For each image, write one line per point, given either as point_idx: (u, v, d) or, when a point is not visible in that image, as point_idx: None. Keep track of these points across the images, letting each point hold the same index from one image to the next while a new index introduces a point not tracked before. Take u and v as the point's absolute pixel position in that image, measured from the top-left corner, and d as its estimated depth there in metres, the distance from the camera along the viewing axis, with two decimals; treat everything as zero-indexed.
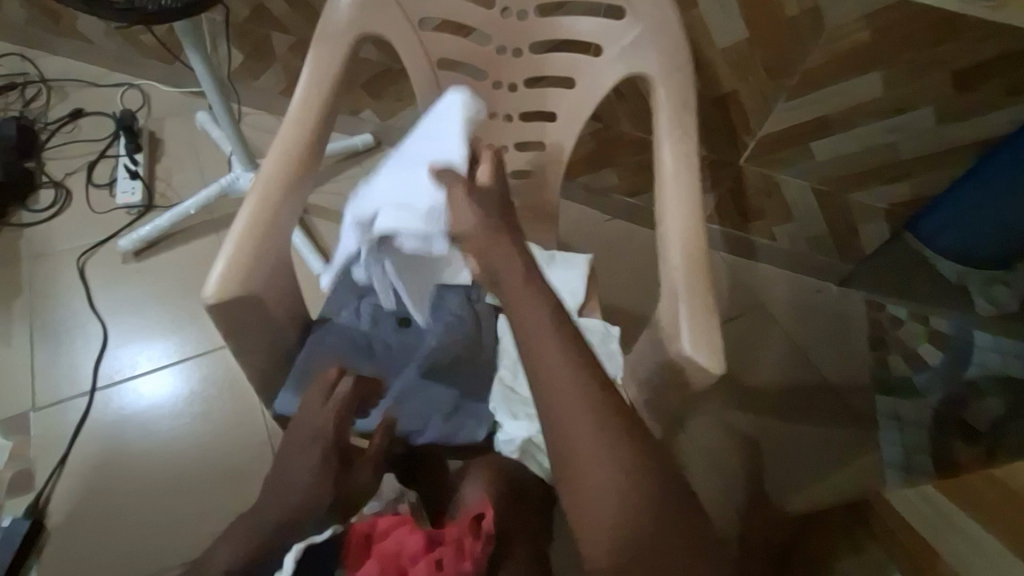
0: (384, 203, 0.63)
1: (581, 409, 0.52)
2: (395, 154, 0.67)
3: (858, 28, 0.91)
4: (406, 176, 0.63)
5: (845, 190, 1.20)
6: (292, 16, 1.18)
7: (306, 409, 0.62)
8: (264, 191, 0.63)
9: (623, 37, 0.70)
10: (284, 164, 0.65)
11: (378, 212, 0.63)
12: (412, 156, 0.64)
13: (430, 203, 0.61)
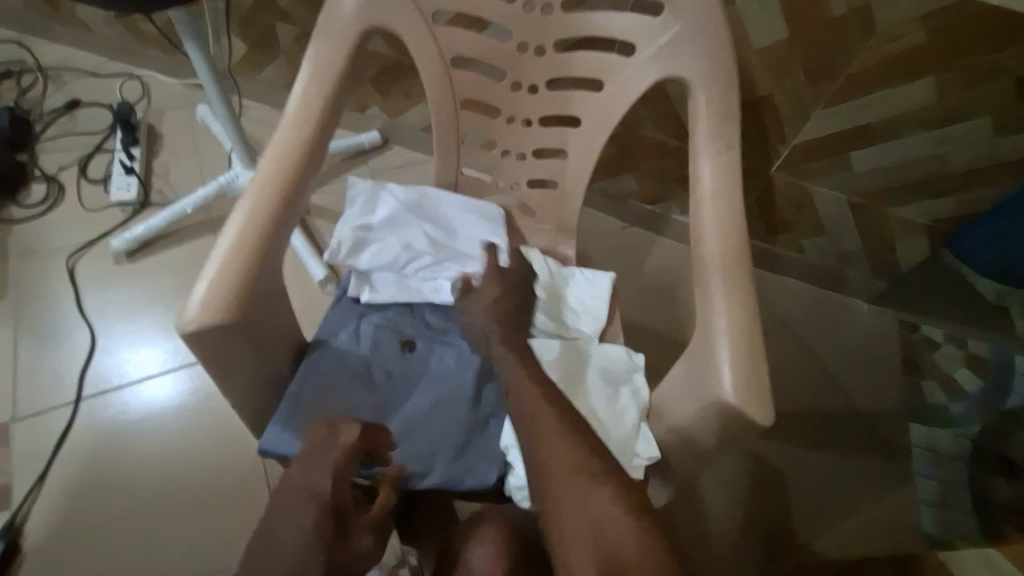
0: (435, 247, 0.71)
1: None
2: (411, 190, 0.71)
3: (913, 30, 0.83)
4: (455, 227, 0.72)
5: (884, 205, 1.12)
6: (297, 5, 1.11)
7: (303, 459, 0.55)
8: (256, 200, 0.57)
9: (660, 36, 0.63)
10: (279, 170, 0.59)
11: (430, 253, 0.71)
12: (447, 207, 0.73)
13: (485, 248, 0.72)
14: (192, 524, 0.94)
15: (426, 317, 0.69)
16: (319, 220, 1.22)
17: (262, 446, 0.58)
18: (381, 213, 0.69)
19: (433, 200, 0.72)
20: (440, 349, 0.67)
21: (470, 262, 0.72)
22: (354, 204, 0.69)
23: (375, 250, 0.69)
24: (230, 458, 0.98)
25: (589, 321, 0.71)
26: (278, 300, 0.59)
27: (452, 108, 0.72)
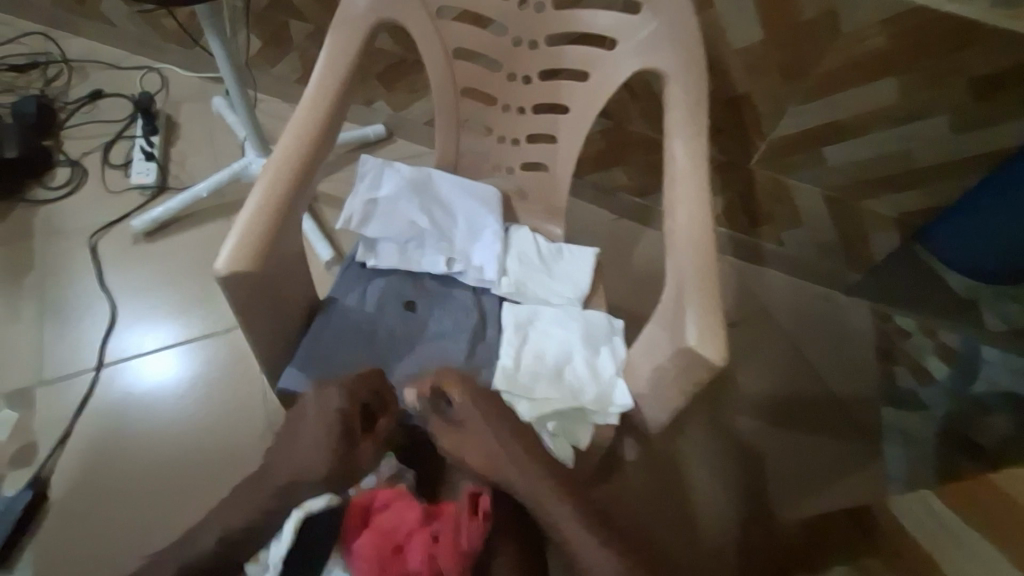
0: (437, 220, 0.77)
1: None
2: (422, 173, 0.79)
3: (876, 33, 0.91)
4: (460, 207, 0.80)
5: (858, 198, 1.19)
6: (311, 4, 1.19)
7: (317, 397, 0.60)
8: (276, 174, 0.63)
9: (640, 32, 0.71)
10: (296, 146, 0.65)
11: (432, 226, 0.77)
12: (453, 189, 0.80)
13: (487, 224, 0.79)
14: (207, 481, 1.01)
15: (426, 283, 0.77)
16: (327, 207, 1.30)
17: (280, 384, 0.66)
18: (386, 189, 0.76)
19: (435, 182, 0.79)
20: (439, 311, 0.75)
21: (467, 238, 0.79)
22: (363, 179, 0.76)
23: (381, 224, 0.75)
24: (244, 422, 1.05)
25: (573, 289, 0.79)
26: (293, 260, 0.66)
27: (452, 95, 0.79)
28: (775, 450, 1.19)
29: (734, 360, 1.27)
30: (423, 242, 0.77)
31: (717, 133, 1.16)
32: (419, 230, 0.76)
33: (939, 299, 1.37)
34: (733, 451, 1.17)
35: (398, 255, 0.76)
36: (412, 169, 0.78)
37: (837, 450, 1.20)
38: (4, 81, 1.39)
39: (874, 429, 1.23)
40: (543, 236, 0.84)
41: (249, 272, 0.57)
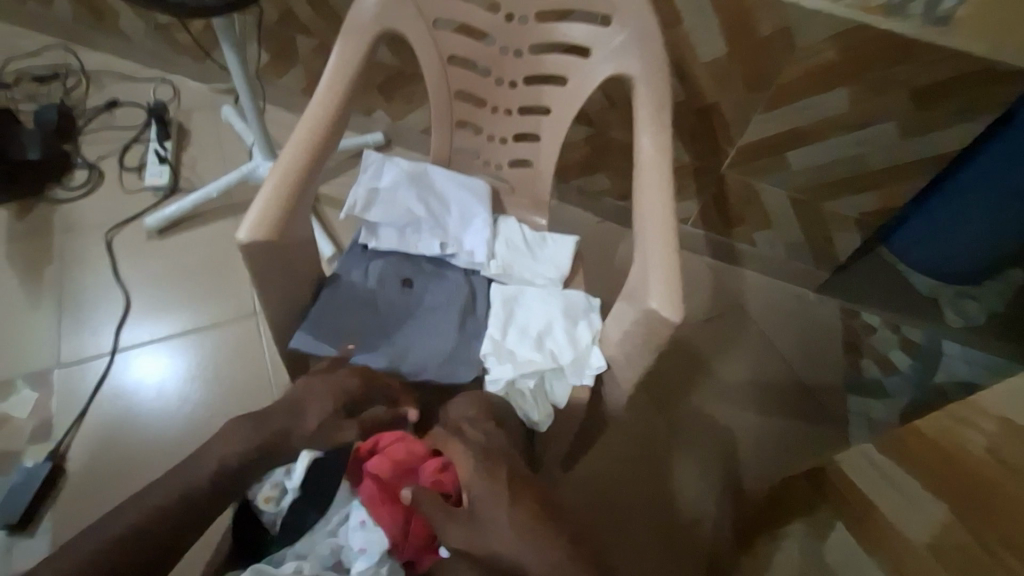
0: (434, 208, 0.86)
1: None
2: (421, 167, 0.88)
3: (826, 48, 1.02)
4: (454, 198, 0.88)
5: (820, 200, 1.29)
6: (317, 21, 1.29)
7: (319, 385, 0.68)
8: (292, 158, 0.71)
9: (611, 42, 0.81)
10: (310, 135, 0.74)
11: (428, 213, 0.85)
12: (449, 181, 0.89)
13: (479, 213, 0.88)
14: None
15: (422, 264, 0.85)
16: (329, 208, 1.38)
17: (291, 342, 0.73)
18: (387, 179, 0.85)
19: (430, 175, 0.88)
20: (433, 287, 0.83)
21: (460, 225, 0.88)
22: (366, 171, 0.85)
23: (382, 209, 0.84)
24: (253, 399, 1.13)
25: (555, 271, 0.87)
26: (303, 237, 0.75)
27: (446, 97, 0.88)
28: (750, 432, 1.27)
29: (710, 350, 1.36)
30: (420, 227, 0.85)
31: (690, 139, 1.26)
32: (417, 217, 0.85)
33: (904, 297, 1.46)
34: (710, 434, 1.25)
35: (398, 238, 0.84)
36: (410, 163, 0.87)
37: (808, 433, 1.28)
38: (25, 90, 1.48)
39: (841, 416, 1.32)
40: (529, 227, 0.92)
41: (266, 242, 0.65)
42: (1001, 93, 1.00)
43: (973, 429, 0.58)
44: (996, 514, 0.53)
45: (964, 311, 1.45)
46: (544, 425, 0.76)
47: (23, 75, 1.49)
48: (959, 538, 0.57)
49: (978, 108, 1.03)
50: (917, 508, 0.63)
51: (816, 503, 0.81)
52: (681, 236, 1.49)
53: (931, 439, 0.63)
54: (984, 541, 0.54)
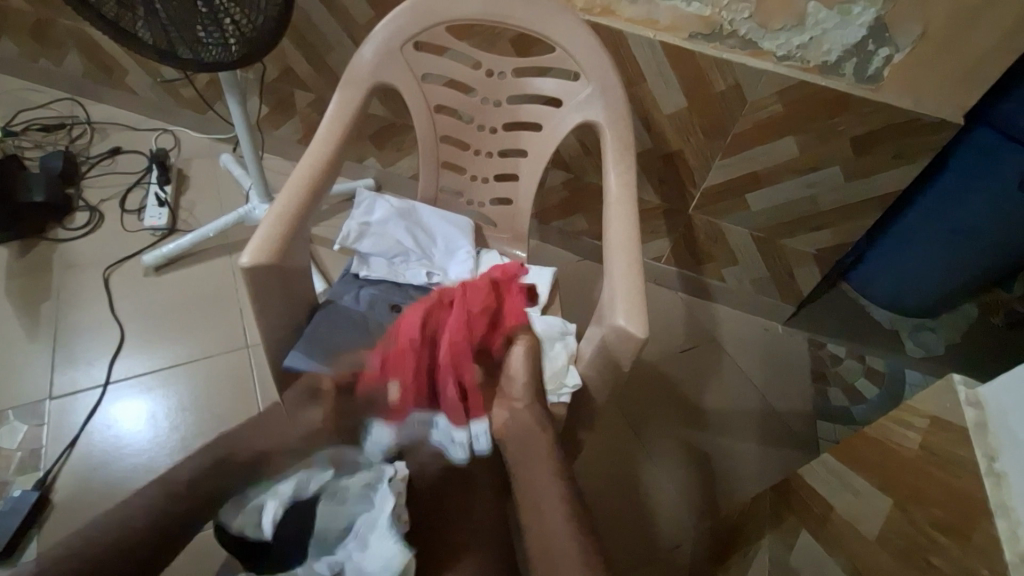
0: (421, 242, 0.94)
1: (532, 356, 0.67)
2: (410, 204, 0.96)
3: (772, 102, 1.14)
4: (439, 233, 0.96)
5: (779, 237, 1.39)
6: (314, 77, 1.40)
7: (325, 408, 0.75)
8: (295, 190, 0.79)
9: (579, 93, 0.91)
10: (312, 171, 0.82)
11: (416, 247, 0.93)
12: (435, 217, 0.96)
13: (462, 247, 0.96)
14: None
15: (409, 291, 0.91)
16: (321, 247, 1.46)
17: (286, 362, 0.78)
18: (378, 214, 0.92)
19: (417, 212, 0.96)
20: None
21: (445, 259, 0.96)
22: (358, 207, 0.93)
23: (373, 242, 0.91)
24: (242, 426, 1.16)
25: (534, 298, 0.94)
26: (301, 267, 0.81)
27: (433, 140, 0.97)
28: (724, 455, 1.32)
29: (685, 380, 1.42)
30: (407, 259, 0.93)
31: (658, 182, 1.37)
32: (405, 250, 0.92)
33: (868, 329, 1.55)
34: (686, 458, 1.29)
35: (387, 269, 0.92)
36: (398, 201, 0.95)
37: (779, 457, 1.34)
38: (31, 138, 1.56)
39: (811, 440, 1.37)
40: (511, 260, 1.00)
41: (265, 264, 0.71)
42: (930, 141, 1.12)
43: (909, 428, 0.64)
44: (931, 502, 0.59)
45: (924, 343, 1.54)
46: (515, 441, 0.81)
47: (31, 124, 1.57)
48: (901, 527, 0.63)
49: (911, 155, 1.15)
50: (868, 505, 0.68)
51: (783, 513, 0.86)
52: (655, 272, 1.58)
53: (877, 441, 0.69)
54: (922, 527, 0.59)
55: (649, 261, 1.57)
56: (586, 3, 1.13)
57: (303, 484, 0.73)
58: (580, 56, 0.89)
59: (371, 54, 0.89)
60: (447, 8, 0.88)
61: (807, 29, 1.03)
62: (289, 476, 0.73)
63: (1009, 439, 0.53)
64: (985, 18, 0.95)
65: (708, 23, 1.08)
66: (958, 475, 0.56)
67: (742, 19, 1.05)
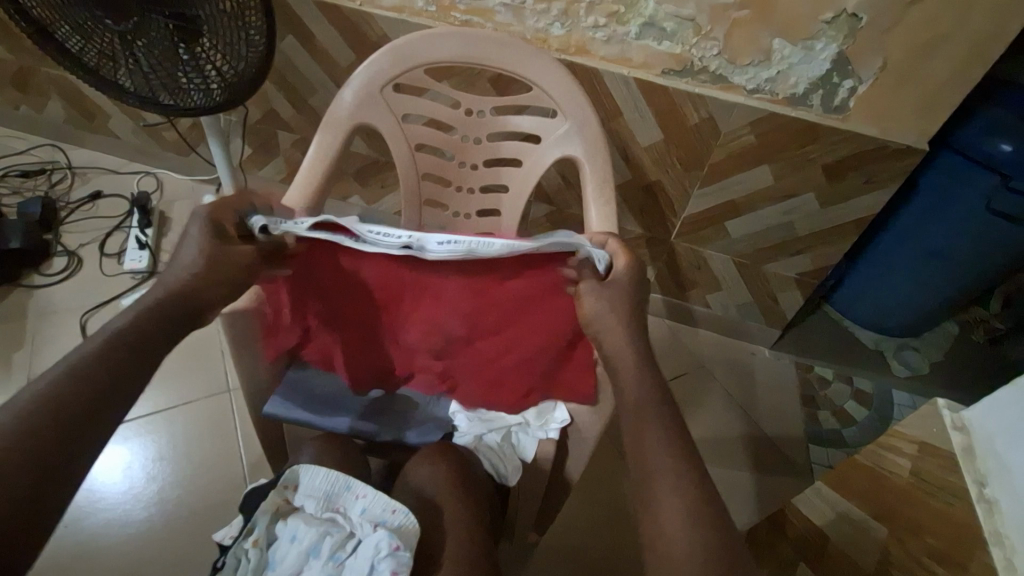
0: None
1: None
2: None
3: (745, 133, 1.17)
4: None
5: (761, 262, 1.41)
6: (297, 118, 1.42)
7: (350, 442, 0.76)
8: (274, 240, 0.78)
9: (557, 130, 0.93)
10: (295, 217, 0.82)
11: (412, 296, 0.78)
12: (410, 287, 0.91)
13: None
14: (189, 528, 1.10)
15: None
16: None
17: (267, 410, 0.78)
18: None
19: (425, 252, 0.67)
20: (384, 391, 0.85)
21: None
22: None
23: None
24: (223, 473, 1.17)
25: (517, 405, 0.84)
26: None
27: (415, 178, 0.98)
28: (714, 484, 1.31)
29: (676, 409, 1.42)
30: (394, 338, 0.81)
31: (640, 213, 1.39)
32: None
33: (855, 350, 1.57)
34: None
35: None
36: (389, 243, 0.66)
37: (771, 483, 1.33)
38: (10, 185, 1.54)
39: (804, 466, 1.37)
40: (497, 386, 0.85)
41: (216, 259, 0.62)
42: (899, 167, 1.15)
43: (897, 453, 0.64)
44: (924, 530, 0.59)
45: (909, 362, 1.55)
46: (511, 478, 0.81)
47: (9, 171, 1.56)
48: (896, 555, 0.62)
49: (881, 180, 1.18)
50: (863, 534, 0.68)
51: (780, 544, 0.86)
52: None
53: (867, 467, 0.69)
54: (918, 557, 0.59)
55: None
56: (562, 43, 1.16)
57: (299, 502, 0.63)
58: (556, 95, 0.91)
59: (351, 97, 0.90)
60: (426, 52, 0.90)
61: (773, 64, 1.07)
62: (285, 490, 0.63)
63: (996, 463, 0.53)
64: (942, 50, 0.99)
65: (679, 61, 1.12)
66: (951, 501, 0.56)
67: (711, 56, 1.09)
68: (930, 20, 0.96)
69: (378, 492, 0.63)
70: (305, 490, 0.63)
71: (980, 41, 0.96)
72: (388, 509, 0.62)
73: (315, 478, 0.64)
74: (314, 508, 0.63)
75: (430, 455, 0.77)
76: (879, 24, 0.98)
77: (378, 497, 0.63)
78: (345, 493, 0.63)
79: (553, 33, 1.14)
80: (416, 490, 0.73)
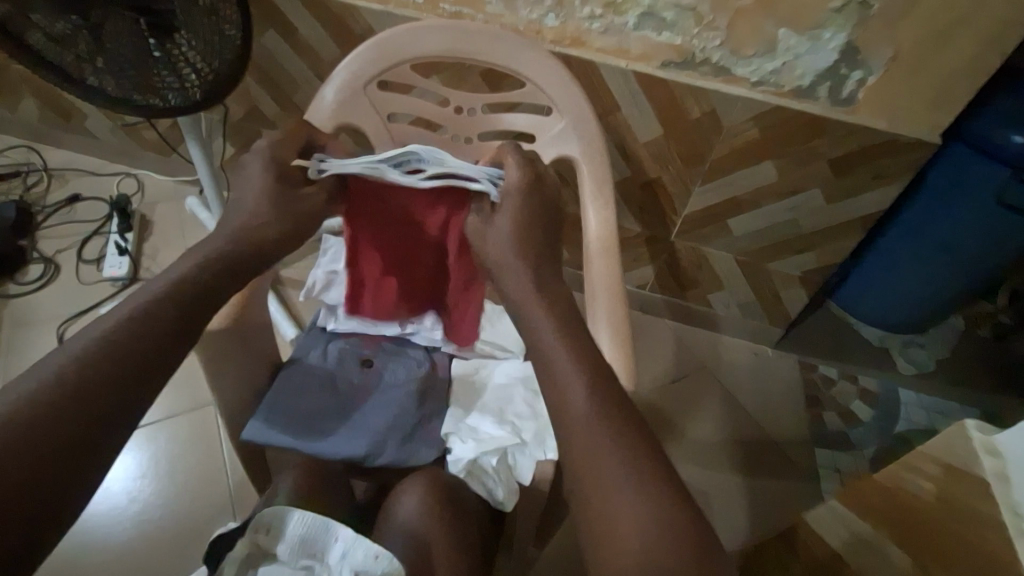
0: None
1: (561, 406, 0.59)
2: None
3: (750, 127, 1.12)
4: None
5: (765, 261, 1.37)
6: (281, 115, 1.36)
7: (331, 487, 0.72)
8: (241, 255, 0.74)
9: (552, 128, 0.88)
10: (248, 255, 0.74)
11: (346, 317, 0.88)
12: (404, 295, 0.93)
13: None
14: (173, 550, 1.05)
15: (382, 344, 0.89)
16: (292, 289, 1.38)
17: (246, 435, 0.71)
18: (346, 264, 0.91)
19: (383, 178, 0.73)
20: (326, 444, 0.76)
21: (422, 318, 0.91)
22: (325, 254, 0.93)
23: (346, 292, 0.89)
24: (208, 491, 1.12)
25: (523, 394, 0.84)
26: (264, 330, 0.77)
27: None
28: (717, 489, 1.28)
29: (677, 413, 1.38)
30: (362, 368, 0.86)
31: (639, 211, 1.34)
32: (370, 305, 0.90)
33: (856, 348, 1.53)
34: None
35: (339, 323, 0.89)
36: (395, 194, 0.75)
37: (778, 489, 1.30)
38: None
39: (811, 470, 1.33)
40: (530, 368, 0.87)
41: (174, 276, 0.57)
42: (908, 161, 1.11)
43: (919, 474, 0.60)
44: (955, 563, 0.54)
45: (914, 359, 1.52)
46: (509, 503, 0.75)
47: None
48: None
49: (890, 175, 1.14)
50: (884, 561, 0.63)
51: (792, 564, 0.82)
52: (640, 300, 1.54)
53: (887, 490, 0.65)
54: None
55: (634, 288, 1.53)
56: (556, 35, 1.10)
57: (273, 543, 0.59)
58: (551, 90, 0.85)
59: (333, 95, 0.85)
60: (411, 46, 0.85)
61: (779, 55, 1.02)
62: (259, 532, 0.59)
63: None
64: (957, 37, 0.94)
65: (680, 52, 1.06)
66: (984, 533, 0.51)
67: (714, 47, 1.04)
68: (945, 7, 0.91)
69: (358, 536, 0.58)
70: (278, 533, 0.59)
71: (996, 28, 0.91)
72: (370, 555, 0.57)
73: (289, 517, 0.59)
74: (287, 549, 0.58)
75: (412, 485, 0.72)
76: (892, 12, 0.93)
77: (358, 541, 0.58)
78: (322, 536, 0.58)
79: (547, 24, 1.09)
80: (402, 521, 0.68)
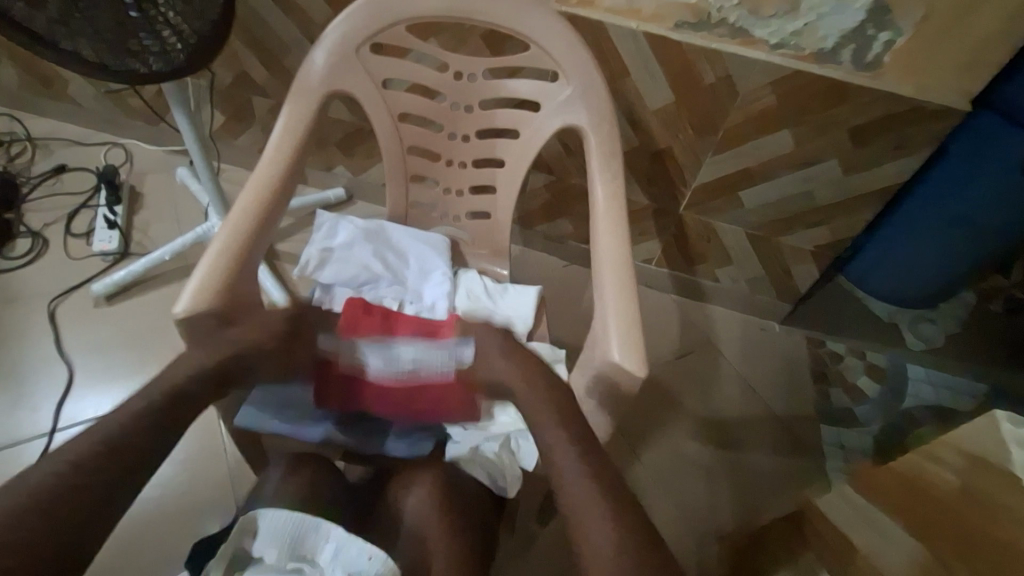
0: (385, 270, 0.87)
1: None
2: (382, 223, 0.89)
3: (766, 93, 1.06)
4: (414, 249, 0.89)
5: (776, 235, 1.33)
6: (271, 81, 1.29)
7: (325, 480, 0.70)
8: (232, 231, 0.70)
9: (559, 95, 0.82)
10: (237, 234, 0.70)
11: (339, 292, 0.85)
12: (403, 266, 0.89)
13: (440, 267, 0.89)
14: (172, 529, 1.05)
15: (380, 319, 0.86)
16: (288, 264, 1.34)
17: (239, 420, 0.73)
18: (341, 238, 0.86)
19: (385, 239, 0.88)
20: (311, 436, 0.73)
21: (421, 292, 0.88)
22: (319, 230, 0.87)
23: (342, 267, 0.86)
24: (207, 471, 1.11)
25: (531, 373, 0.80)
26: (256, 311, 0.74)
27: (399, 152, 0.88)
28: (722, 466, 1.27)
29: (682, 390, 1.36)
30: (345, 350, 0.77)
31: (647, 182, 1.29)
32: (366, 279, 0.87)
33: (866, 322, 1.49)
34: (684, 475, 1.24)
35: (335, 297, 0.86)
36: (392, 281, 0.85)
37: (782, 466, 1.29)
38: None
39: (816, 447, 1.32)
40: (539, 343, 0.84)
41: None
42: (934, 130, 1.05)
43: (943, 465, 0.58)
44: (976, 557, 0.52)
45: (923, 334, 1.48)
46: (512, 489, 0.74)
47: None
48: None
49: (912, 145, 1.08)
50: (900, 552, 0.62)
51: (798, 547, 0.81)
52: (645, 275, 1.50)
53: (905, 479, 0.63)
54: None
55: (640, 263, 1.49)
56: None
57: (261, 545, 0.57)
58: (557, 53, 0.79)
59: (323, 59, 0.79)
60: (407, 4, 0.78)
61: (801, 15, 0.95)
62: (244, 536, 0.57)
63: None
64: None
65: (695, 11, 0.99)
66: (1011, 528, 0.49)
67: (731, 6, 0.97)
68: None
69: (350, 535, 0.57)
70: (265, 536, 0.57)
71: None
72: (364, 555, 0.56)
73: (276, 519, 0.57)
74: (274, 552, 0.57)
75: (417, 477, 0.72)
76: None
77: (352, 539, 0.57)
78: (312, 536, 0.57)
79: None
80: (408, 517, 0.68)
